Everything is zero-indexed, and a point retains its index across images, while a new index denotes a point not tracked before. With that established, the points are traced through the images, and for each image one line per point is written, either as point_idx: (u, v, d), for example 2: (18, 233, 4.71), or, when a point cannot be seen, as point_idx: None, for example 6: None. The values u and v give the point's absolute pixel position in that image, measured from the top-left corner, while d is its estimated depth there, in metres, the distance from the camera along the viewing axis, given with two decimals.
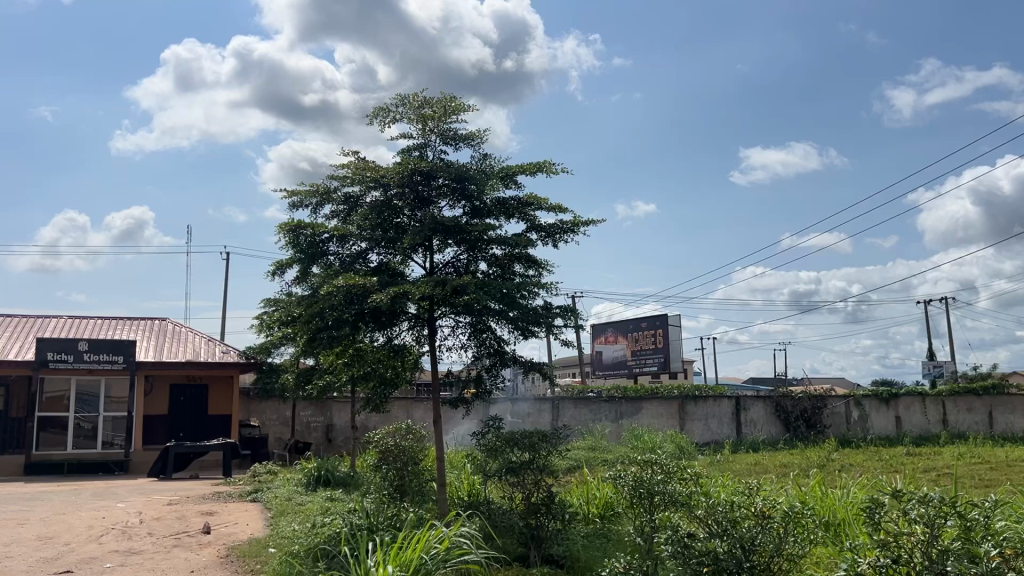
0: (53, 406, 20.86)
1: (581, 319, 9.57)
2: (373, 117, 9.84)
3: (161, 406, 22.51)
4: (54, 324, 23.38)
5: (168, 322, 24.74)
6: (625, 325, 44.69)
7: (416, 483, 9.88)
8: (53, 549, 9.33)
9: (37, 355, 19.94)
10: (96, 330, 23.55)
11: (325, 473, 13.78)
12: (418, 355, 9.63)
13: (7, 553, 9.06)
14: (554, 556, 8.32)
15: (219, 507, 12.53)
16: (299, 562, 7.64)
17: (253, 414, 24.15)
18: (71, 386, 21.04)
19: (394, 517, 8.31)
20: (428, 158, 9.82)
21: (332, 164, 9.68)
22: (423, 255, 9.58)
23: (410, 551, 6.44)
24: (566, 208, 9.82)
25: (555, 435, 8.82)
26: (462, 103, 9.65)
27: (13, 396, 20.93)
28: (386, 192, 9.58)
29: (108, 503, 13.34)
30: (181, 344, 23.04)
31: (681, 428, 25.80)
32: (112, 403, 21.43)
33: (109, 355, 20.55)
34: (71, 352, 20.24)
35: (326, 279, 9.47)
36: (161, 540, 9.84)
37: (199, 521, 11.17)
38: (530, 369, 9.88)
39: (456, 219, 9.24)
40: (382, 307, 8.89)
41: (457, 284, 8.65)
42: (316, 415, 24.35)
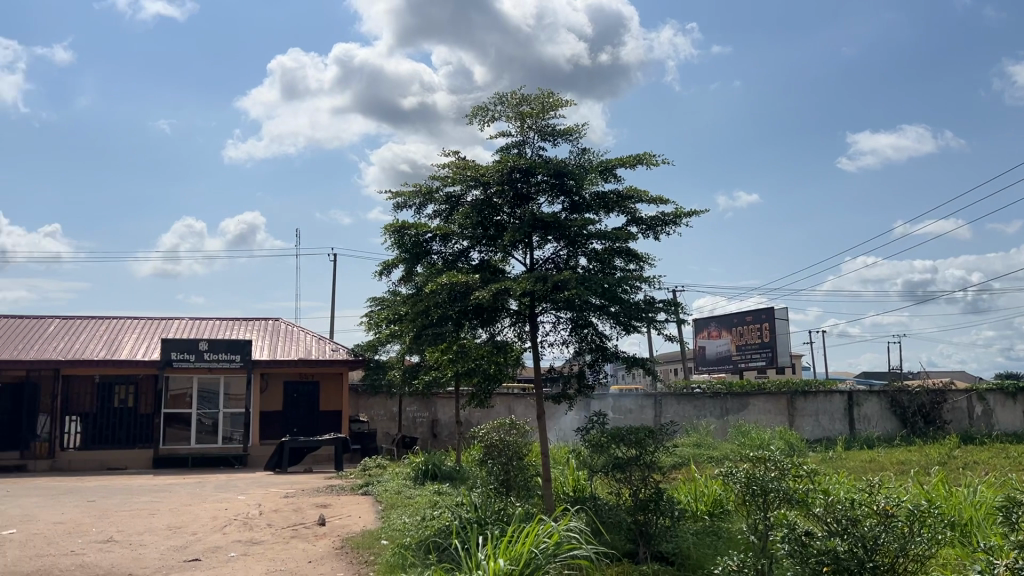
0: (177, 403, 22.00)
1: (686, 313, 9.41)
2: (472, 117, 9.95)
3: (276, 402, 23.43)
4: (177, 325, 24.73)
5: (282, 322, 25.75)
6: (729, 320, 43.71)
7: (522, 477, 9.92)
8: (182, 538, 9.85)
9: (163, 355, 21.15)
10: (215, 330, 24.75)
11: (432, 467, 14.01)
12: (520, 351, 9.68)
13: (141, 541, 9.62)
14: (664, 553, 8.22)
15: (333, 500, 12.94)
16: (412, 553, 7.81)
17: (361, 410, 24.86)
18: (193, 384, 22.13)
19: (502, 511, 8.38)
20: (526, 155, 9.85)
21: (434, 164, 9.86)
22: (523, 251, 9.62)
23: (520, 546, 6.48)
24: (667, 199, 9.67)
25: (662, 432, 8.69)
26: (559, 99, 9.64)
27: (142, 393, 22.08)
28: (486, 190, 9.64)
29: (230, 495, 14.00)
30: (294, 342, 23.94)
31: (790, 424, 25.05)
32: (230, 400, 22.41)
33: (227, 354, 21.54)
34: (192, 351, 21.33)
35: (430, 278, 9.65)
36: (280, 531, 10.25)
37: (315, 513, 11.56)
38: (633, 365, 9.78)
39: (555, 215, 9.22)
40: (484, 304, 8.97)
41: (558, 280, 8.66)
42: (421, 411, 24.90)
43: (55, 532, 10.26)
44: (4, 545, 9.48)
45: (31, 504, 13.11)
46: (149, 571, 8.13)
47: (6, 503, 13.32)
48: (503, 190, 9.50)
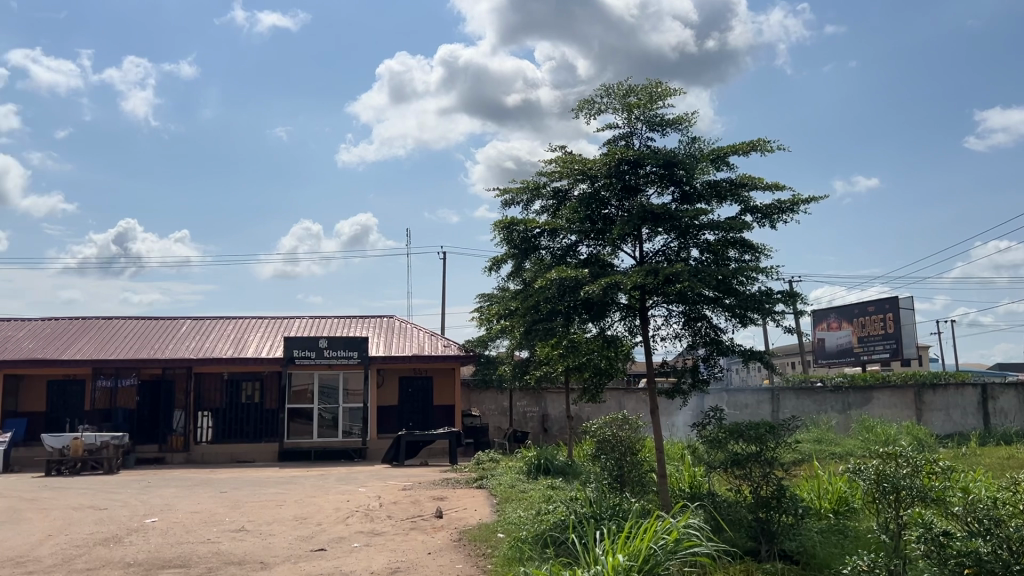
0: (299, 398, 22.92)
1: (806, 303, 9.08)
2: (579, 111, 9.90)
3: (392, 397, 24.06)
4: (298, 324, 25.75)
5: (395, 319, 26.41)
6: (850, 310, 41.97)
7: (636, 473, 9.81)
8: (308, 528, 10.24)
9: (286, 352, 22.03)
10: (333, 328, 25.65)
11: (545, 462, 14.01)
12: (631, 345, 9.57)
13: (270, 531, 10.05)
14: (787, 552, 7.94)
15: (448, 493, 13.16)
16: (529, 546, 7.85)
17: (473, 405, 25.24)
18: (314, 380, 22.97)
19: (619, 506, 8.30)
20: (635, 147, 9.73)
21: (541, 159, 9.86)
22: (633, 244, 9.49)
23: (639, 541, 6.42)
24: (784, 186, 9.34)
25: (783, 427, 8.42)
26: (668, 88, 9.47)
27: (267, 389, 23.22)
28: (594, 184, 9.56)
29: (351, 487, 14.47)
30: (407, 339, 24.50)
31: (918, 419, 23.80)
32: (350, 395, 23.15)
33: (345, 351, 22.23)
34: (313, 348, 22.14)
35: (539, 273, 9.67)
36: (399, 523, 10.51)
37: (432, 505, 11.79)
38: (751, 359, 9.48)
39: (665, 206, 9.06)
40: (594, 299, 8.90)
41: (669, 272, 8.50)
42: (532, 405, 25.01)
43: (192, 521, 10.85)
44: (147, 532, 10.10)
45: (170, 495, 13.93)
46: (278, 559, 8.48)
47: (148, 493, 14.22)
48: (611, 183, 9.39)
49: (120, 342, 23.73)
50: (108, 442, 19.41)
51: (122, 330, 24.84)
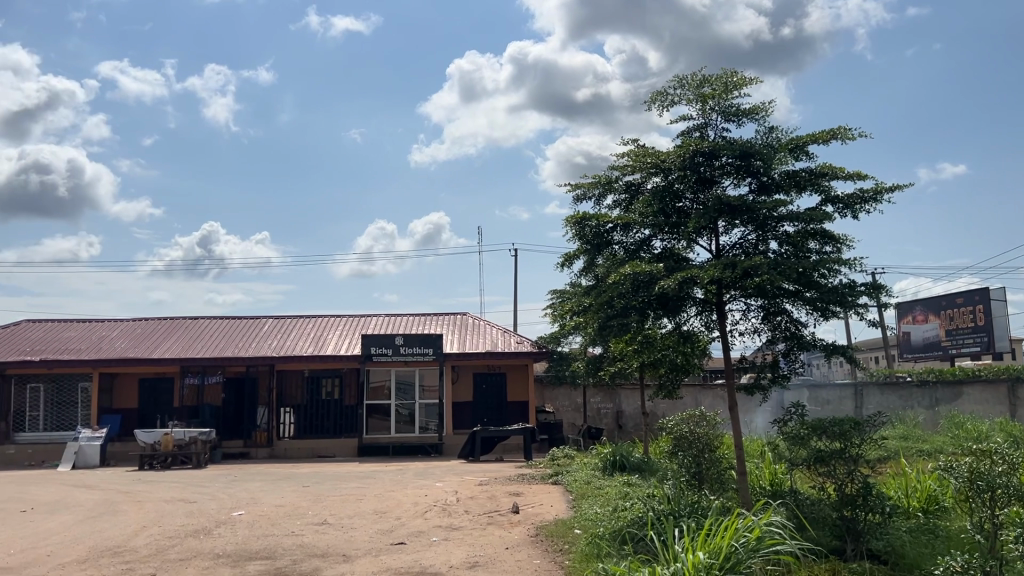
0: (377, 394, 23.38)
1: (892, 295, 8.78)
2: (651, 103, 9.80)
3: (466, 393, 24.31)
4: (375, 322, 26.22)
5: (469, 316, 26.65)
6: (938, 302, 40.41)
7: (714, 470, 9.66)
8: (388, 522, 10.42)
9: (364, 349, 22.43)
10: (409, 325, 26.03)
11: (620, 458, 13.91)
12: (708, 341, 9.43)
13: (352, 525, 10.26)
14: (875, 552, 7.70)
15: (524, 488, 13.21)
16: (607, 543, 7.81)
17: (547, 401, 25.29)
18: (391, 376, 23.43)
19: (698, 504, 8.18)
20: (709, 138, 9.57)
21: (612, 153, 9.80)
22: (709, 238, 9.35)
23: (719, 539, 6.33)
24: (867, 175, 9.06)
25: (868, 423, 8.17)
26: (744, 77, 9.28)
27: (347, 386, 23.61)
28: (668, 177, 9.45)
29: (428, 482, 14.67)
30: (481, 335, 24.67)
31: (1013, 415, 22.77)
32: (425, 392, 23.51)
33: (421, 348, 22.49)
34: (389, 345, 22.49)
35: (612, 268, 9.61)
36: (477, 518, 10.60)
37: (508, 501, 11.86)
38: (833, 353, 9.22)
39: (742, 198, 8.88)
40: (670, 293, 8.80)
41: (748, 266, 8.34)
42: (606, 402, 24.89)
43: (277, 515, 11.17)
44: (235, 524, 10.44)
45: (255, 488, 14.39)
46: (359, 552, 8.66)
47: (235, 487, 14.72)
48: (685, 175, 9.27)
49: (205, 341, 24.57)
50: (196, 437, 20.11)
51: (207, 329, 25.72)
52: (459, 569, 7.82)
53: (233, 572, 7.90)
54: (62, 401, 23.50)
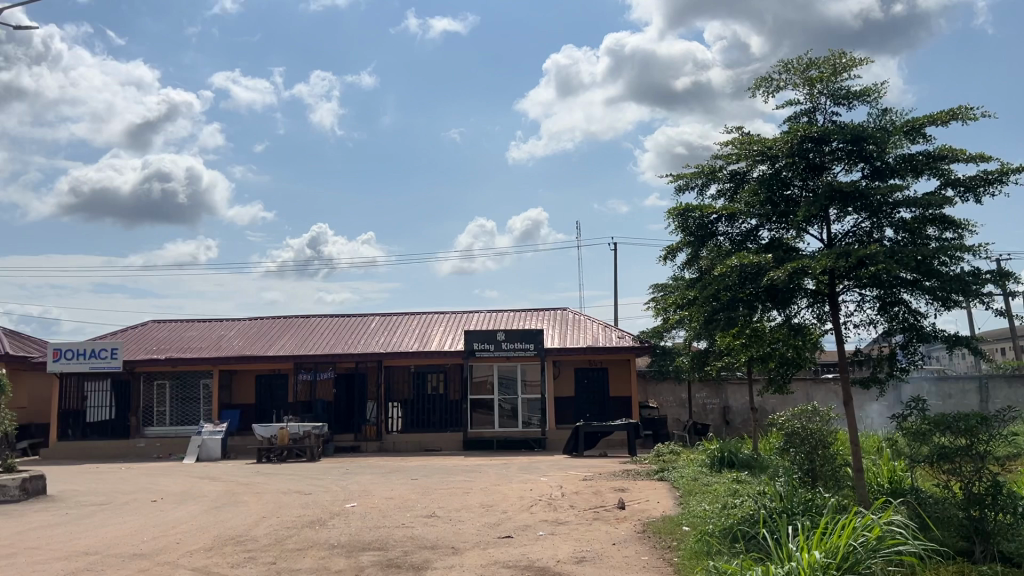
0: (480, 389, 23.62)
1: (1021, 283, 8.26)
2: (755, 89, 9.54)
3: (569, 388, 24.33)
4: (477, 318, 26.55)
5: (569, 311, 26.63)
6: None
7: (829, 468, 9.33)
8: (495, 515, 10.54)
9: (467, 345, 22.76)
10: (510, 320, 26.25)
11: (729, 455, 13.63)
12: (821, 333, 9.11)
13: (460, 517, 10.43)
14: (1006, 554, 7.27)
15: (630, 484, 13.12)
16: (717, 541, 7.65)
17: (650, 396, 25.01)
18: (494, 371, 23.63)
19: (812, 501, 7.92)
20: (818, 123, 9.24)
21: (716, 142, 9.61)
22: (820, 226, 9.02)
23: (836, 538, 6.11)
24: (991, 156, 8.55)
25: (997, 418, 7.72)
26: (854, 58, 8.91)
27: (450, 381, 24.10)
28: (775, 164, 9.18)
29: (533, 477, 14.76)
30: (582, 330, 24.63)
31: None
32: (528, 387, 23.59)
33: (522, 344, 22.65)
34: (492, 341, 22.72)
35: (718, 260, 9.41)
36: (582, 513, 10.59)
37: (614, 496, 11.80)
38: (956, 345, 8.74)
39: (855, 184, 8.54)
40: (780, 285, 8.54)
41: (862, 254, 8.02)
42: (712, 397, 24.43)
43: (388, 507, 11.47)
44: (348, 516, 10.77)
45: (367, 481, 14.81)
46: (468, 545, 8.79)
47: (347, 479, 15.19)
48: (793, 162, 8.98)
49: (316, 339, 25.43)
50: (310, 431, 20.85)
51: (317, 327, 26.61)
52: (567, 564, 7.82)
53: (348, 562, 8.15)
54: (186, 397, 24.79)
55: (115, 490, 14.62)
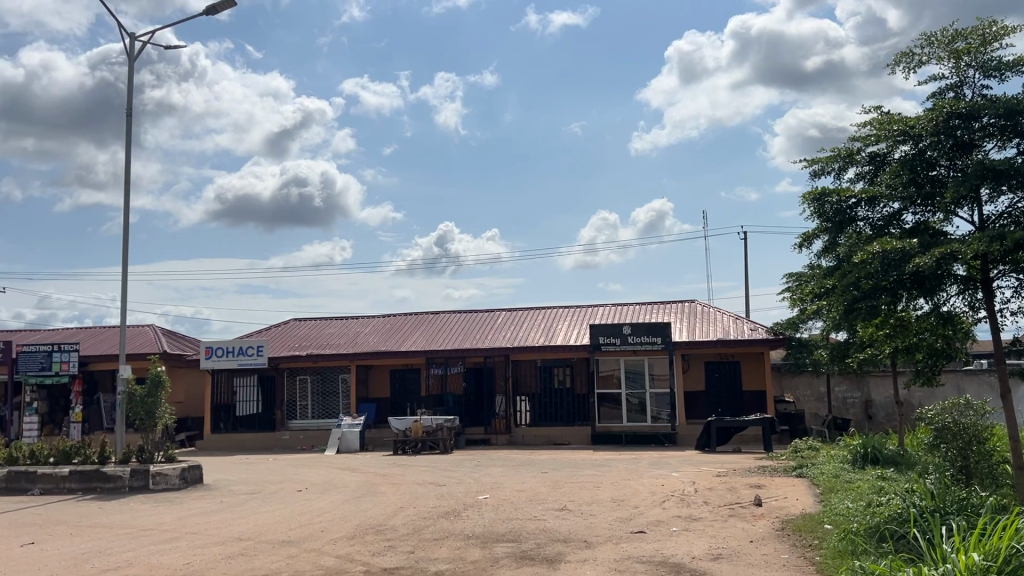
0: (608, 383, 23.52)
1: None
2: (895, 65, 9.07)
3: (699, 382, 23.89)
4: (603, 312, 26.43)
5: (698, 304, 26.10)
6: None
7: (986, 465, 8.75)
8: (626, 510, 10.47)
9: (592, 339, 22.67)
10: (636, 314, 25.98)
11: (872, 451, 12.99)
12: (973, 322, 8.58)
13: (592, 511, 10.43)
14: None
15: (766, 480, 12.74)
16: (864, 540, 7.31)
17: (786, 390, 24.17)
18: (621, 365, 23.46)
19: (967, 500, 7.44)
20: (967, 97, 8.67)
21: (853, 125, 9.19)
22: (971, 208, 8.47)
23: (996, 539, 5.73)
24: None
25: None
26: (1006, 25, 8.29)
27: (576, 375, 24.11)
28: (919, 144, 8.70)
29: (664, 472, 14.56)
30: (711, 323, 24.08)
31: None
32: (656, 380, 23.28)
33: (649, 337, 22.34)
34: (618, 335, 22.55)
35: (858, 246, 9.00)
36: (717, 509, 10.36)
37: (749, 493, 11.50)
38: None
39: (1010, 161, 7.95)
40: (926, 272, 8.07)
41: (1019, 236, 7.48)
42: (853, 391, 23.39)
43: (519, 499, 11.60)
44: (482, 507, 10.98)
45: (498, 474, 15.04)
46: (601, 539, 8.78)
47: (479, 472, 15.47)
48: (939, 141, 8.47)
49: (446, 334, 26.02)
50: (442, 425, 21.37)
51: (447, 324, 27.21)
52: (702, 561, 7.67)
53: (483, 553, 8.30)
54: (326, 391, 25.92)
55: (265, 480, 15.50)
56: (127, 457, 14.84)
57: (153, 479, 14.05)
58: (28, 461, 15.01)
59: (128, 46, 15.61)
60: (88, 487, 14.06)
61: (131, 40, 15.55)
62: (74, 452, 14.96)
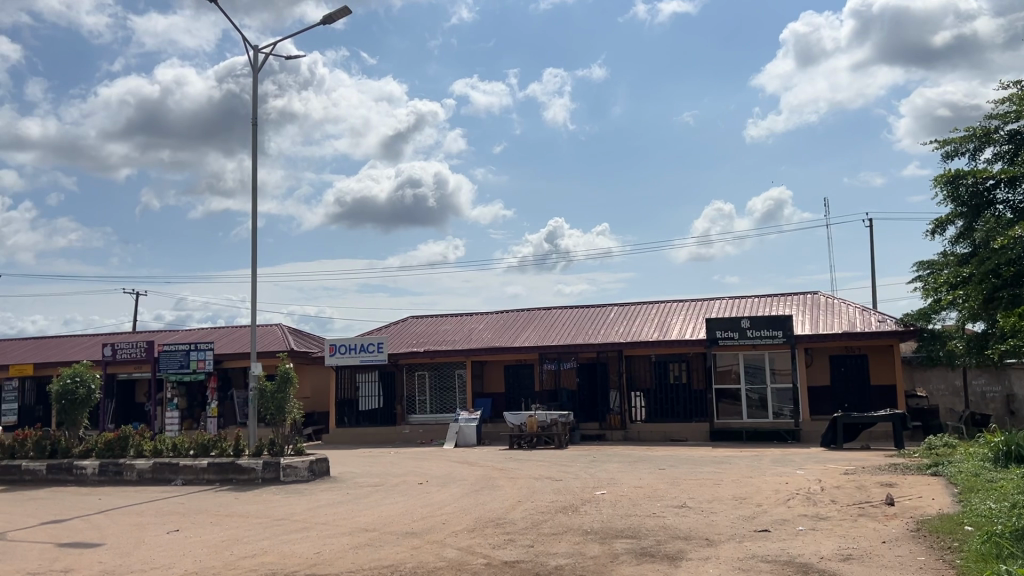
0: (725, 378, 23.00)
1: None
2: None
3: (824, 377, 23.04)
4: (721, 305, 25.86)
5: (821, 295, 25.15)
6: None
7: None
8: (749, 508, 10.21)
9: (710, 334, 22.21)
10: (755, 307, 25.30)
11: (1017, 449, 12.16)
12: None
13: (712, 509, 10.22)
14: None
15: (898, 479, 12.14)
16: (1009, 543, 6.86)
17: (918, 383, 23.01)
18: (739, 360, 22.88)
19: None
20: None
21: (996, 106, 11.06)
22: None
23: None
24: None
25: None
26: None
27: (694, 370, 23.71)
28: None
29: (788, 470, 14.13)
30: (836, 315, 23.17)
31: None
32: (778, 375, 22.58)
33: (770, 331, 21.69)
34: (736, 329, 21.99)
35: None
36: (846, 508, 9.95)
37: (881, 492, 10.97)
38: None
39: None
40: None
41: None
42: (991, 384, 22.20)
43: (638, 496, 11.51)
44: (599, 503, 10.96)
45: (614, 469, 14.97)
46: (723, 537, 8.60)
47: (596, 467, 15.41)
48: None
49: (559, 329, 26.10)
50: (557, 420, 21.44)
51: (560, 319, 27.29)
52: (832, 561, 7.40)
53: (603, 549, 8.28)
54: (443, 386, 26.47)
55: (388, 473, 16.00)
56: (259, 450, 15.58)
57: (284, 471, 14.71)
58: (170, 453, 16.01)
59: (253, 58, 16.37)
60: (226, 478, 14.89)
61: (254, 52, 16.30)
62: (212, 445, 15.85)
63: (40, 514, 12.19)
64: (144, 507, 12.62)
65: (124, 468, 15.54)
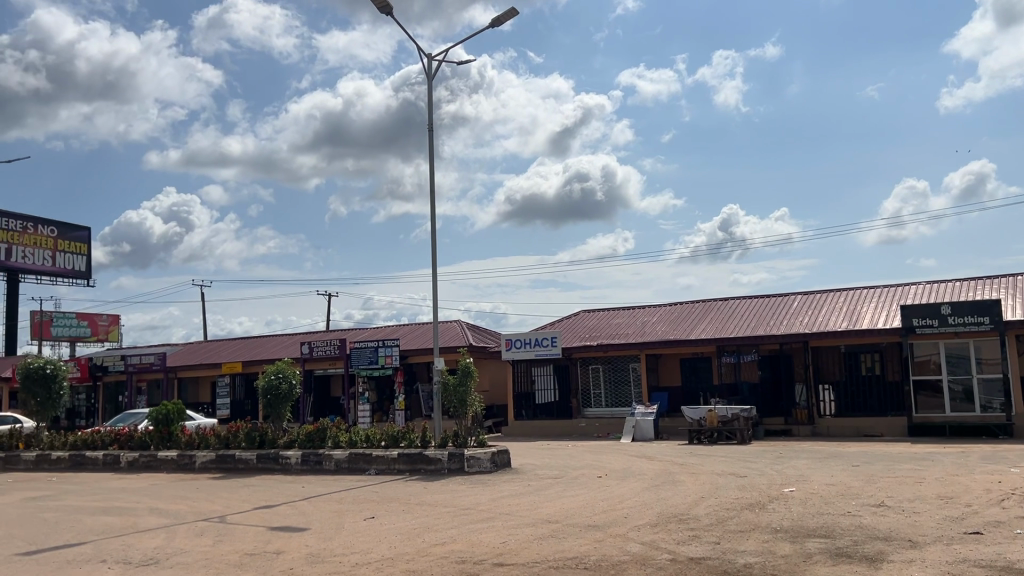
0: (924, 369, 21.42)
1: None
2: None
3: None
4: (916, 291, 24.12)
5: None
6: None
7: None
8: (957, 509, 9.45)
9: (905, 322, 20.76)
10: (955, 291, 23.41)
11: None
12: None
13: (915, 509, 9.56)
14: None
15: None
16: None
17: None
18: (940, 349, 21.25)
19: None
20: None
21: None
22: None
23: None
24: None
25: None
26: None
27: (887, 361, 22.34)
28: None
29: (1000, 468, 12.95)
30: None
31: None
32: (985, 365, 20.76)
33: (974, 317, 19.99)
34: (935, 316, 20.43)
35: None
36: None
37: None
38: None
39: None
40: None
41: None
42: None
43: (831, 493, 10.94)
44: (788, 500, 10.54)
45: (802, 466, 14.32)
46: (927, 539, 8.03)
47: (782, 464, 14.81)
48: None
49: (737, 321, 25.30)
50: (738, 415, 20.79)
51: (737, 310, 26.46)
52: None
53: (795, 548, 7.97)
54: (619, 380, 26.41)
55: (568, 465, 16.15)
56: (444, 441, 16.20)
57: (468, 461, 15.22)
58: (364, 444, 16.99)
59: (427, 66, 17.01)
60: (415, 468, 15.62)
61: (428, 59, 16.94)
62: (401, 436, 16.66)
63: (253, 500, 13.31)
64: (343, 495, 13.46)
65: (324, 458, 16.66)
